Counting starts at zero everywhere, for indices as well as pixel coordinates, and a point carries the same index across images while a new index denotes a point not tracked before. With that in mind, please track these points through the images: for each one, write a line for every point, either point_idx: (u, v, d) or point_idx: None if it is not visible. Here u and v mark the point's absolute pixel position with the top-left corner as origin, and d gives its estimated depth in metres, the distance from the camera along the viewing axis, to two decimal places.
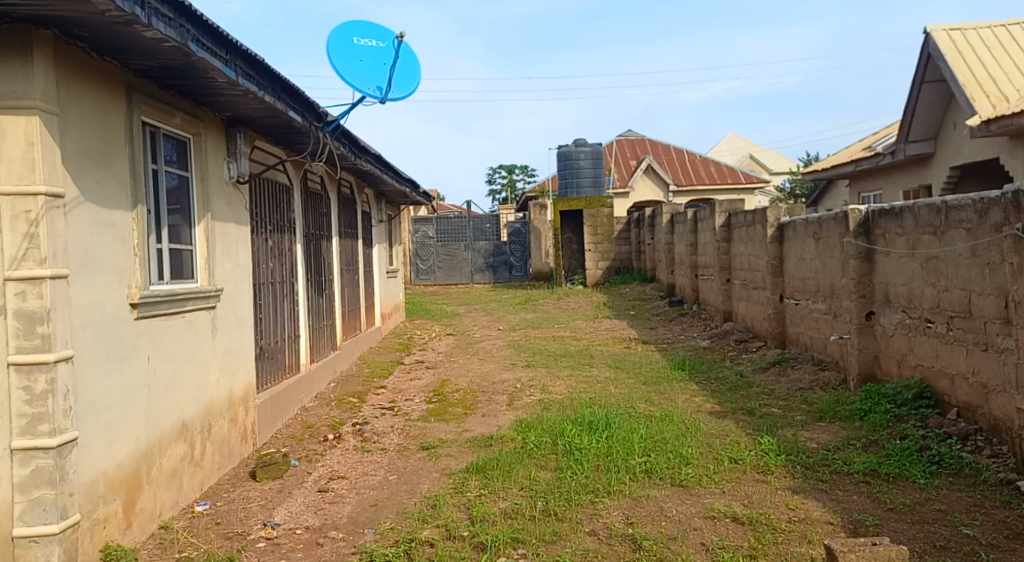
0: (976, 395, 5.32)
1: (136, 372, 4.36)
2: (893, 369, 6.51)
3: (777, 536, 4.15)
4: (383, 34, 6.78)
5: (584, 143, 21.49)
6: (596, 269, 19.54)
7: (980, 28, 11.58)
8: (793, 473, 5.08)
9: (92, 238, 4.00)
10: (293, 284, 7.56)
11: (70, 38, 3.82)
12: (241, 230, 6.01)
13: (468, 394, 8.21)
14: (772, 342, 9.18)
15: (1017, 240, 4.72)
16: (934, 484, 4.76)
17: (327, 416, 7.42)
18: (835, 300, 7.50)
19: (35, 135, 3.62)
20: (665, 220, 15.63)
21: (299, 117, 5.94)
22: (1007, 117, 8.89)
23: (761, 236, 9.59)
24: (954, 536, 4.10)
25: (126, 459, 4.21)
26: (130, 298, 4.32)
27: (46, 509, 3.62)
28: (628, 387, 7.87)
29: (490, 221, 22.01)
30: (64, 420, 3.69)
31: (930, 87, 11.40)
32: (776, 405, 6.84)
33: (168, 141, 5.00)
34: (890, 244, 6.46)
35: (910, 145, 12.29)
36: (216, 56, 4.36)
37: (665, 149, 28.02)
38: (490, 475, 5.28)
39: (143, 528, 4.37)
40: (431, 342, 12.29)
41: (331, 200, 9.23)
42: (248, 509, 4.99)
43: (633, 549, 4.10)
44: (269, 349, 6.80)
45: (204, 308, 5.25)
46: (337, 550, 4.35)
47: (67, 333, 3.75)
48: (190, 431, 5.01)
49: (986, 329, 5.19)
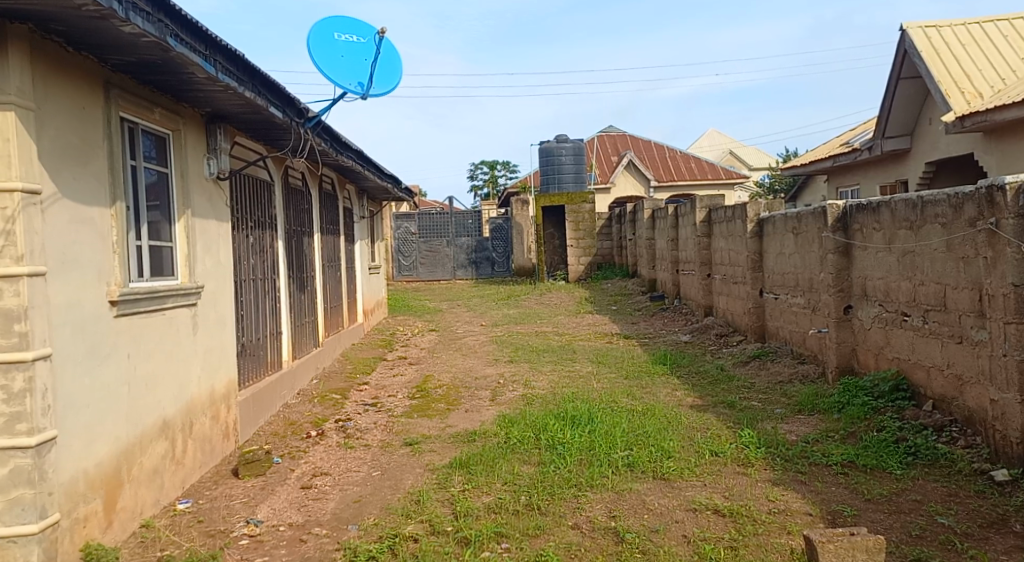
0: (951, 387, 5.40)
1: (116, 370, 4.33)
2: (870, 361, 6.60)
3: (757, 528, 4.20)
4: (364, 29, 6.76)
5: (566, 139, 21.52)
6: (578, 264, 19.54)
7: (954, 26, 11.72)
8: (773, 465, 5.15)
9: (69, 236, 3.97)
10: (275, 280, 7.53)
11: (46, 32, 3.79)
12: (222, 227, 5.99)
13: (451, 389, 8.22)
14: (752, 336, 9.26)
15: (991, 234, 4.81)
16: (911, 475, 4.83)
17: (309, 413, 7.41)
18: (814, 294, 7.59)
19: (10, 131, 3.58)
20: (646, 215, 15.71)
21: (280, 113, 5.92)
22: (982, 114, 9.01)
23: (741, 231, 9.67)
24: (930, 525, 4.17)
25: (107, 458, 4.19)
26: (110, 296, 4.30)
27: (24, 509, 3.59)
28: (610, 382, 7.92)
29: (472, 216, 22.11)
30: (43, 419, 3.66)
31: (907, 84, 11.53)
32: (756, 399, 6.93)
33: (146, 137, 4.96)
34: (867, 238, 6.53)
35: (887, 141, 12.43)
36: (195, 51, 4.33)
37: (646, 145, 28.12)
38: (473, 470, 5.30)
39: (124, 526, 4.35)
40: (414, 339, 12.28)
41: (313, 196, 9.20)
42: (231, 507, 4.98)
43: (616, 542, 4.14)
44: (250, 346, 6.77)
45: (185, 305, 5.24)
46: (321, 546, 4.35)
47: (45, 332, 3.72)
48: (172, 429, 4.99)
49: (961, 322, 5.27)
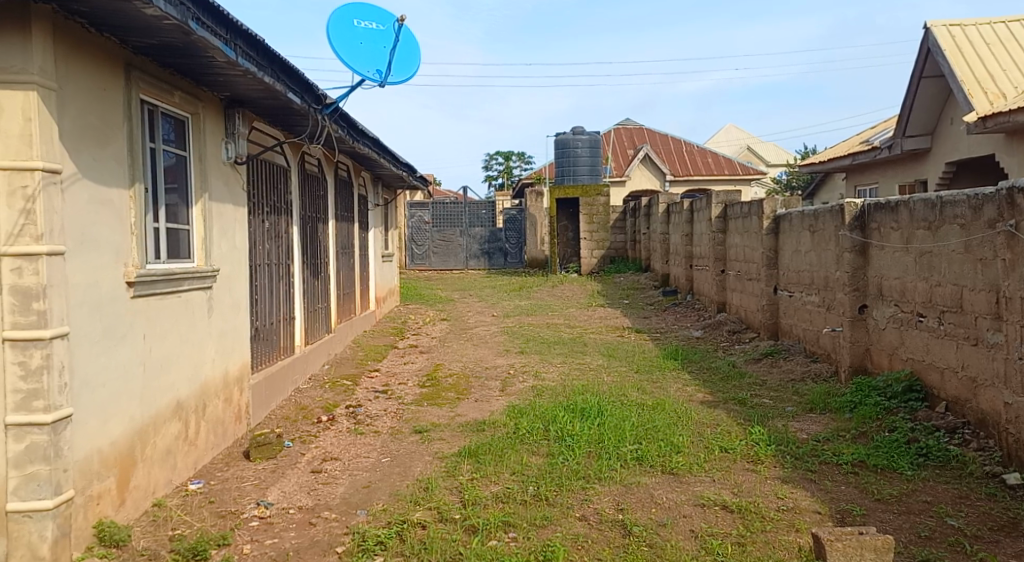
0: (965, 389, 5.38)
1: (131, 350, 4.37)
2: (884, 361, 6.56)
3: (765, 524, 4.20)
4: (384, 16, 6.74)
5: (582, 131, 21.42)
6: (591, 257, 19.63)
7: (980, 24, 11.60)
8: (783, 463, 5.13)
9: (89, 216, 4.00)
10: (289, 266, 7.56)
11: (69, 13, 3.81)
12: (238, 211, 6.01)
13: (461, 378, 8.24)
14: (765, 333, 9.23)
15: (1010, 237, 4.74)
16: (921, 476, 4.81)
17: (320, 398, 7.46)
18: (829, 292, 7.54)
19: (32, 111, 3.61)
20: (660, 209, 15.66)
21: (298, 98, 5.93)
22: (1004, 116, 8.92)
23: (757, 228, 9.63)
24: (939, 527, 4.16)
25: (121, 437, 4.23)
26: (128, 277, 4.33)
27: (40, 484, 3.64)
28: (620, 375, 7.92)
29: (487, 207, 21.98)
30: (59, 397, 3.70)
31: (929, 83, 11.42)
32: (767, 396, 6.91)
33: (166, 119, 4.98)
34: (885, 237, 6.49)
35: (907, 140, 12.35)
36: (216, 35, 4.34)
37: (662, 138, 28.01)
38: (483, 459, 5.33)
39: (137, 505, 4.40)
40: (425, 327, 12.29)
41: (328, 182, 9.21)
42: (242, 488, 5.03)
43: (623, 535, 4.15)
44: (263, 330, 6.82)
45: (201, 287, 5.27)
46: (330, 530, 4.39)
47: (63, 311, 3.76)
48: (185, 410, 5.03)
49: (977, 324, 5.23)
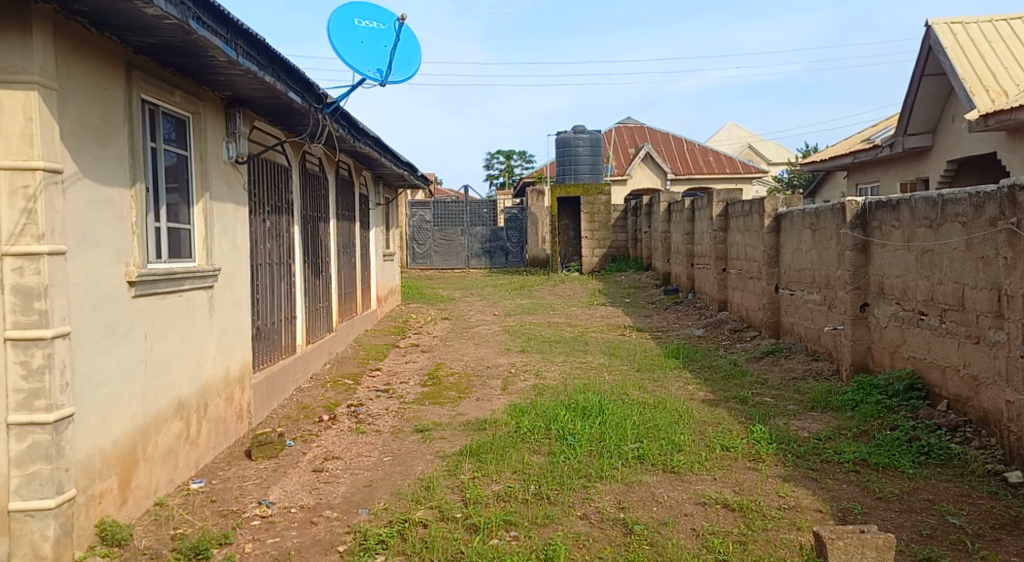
0: (966, 387, 5.37)
1: (132, 349, 4.37)
2: (885, 359, 6.56)
3: (766, 523, 4.20)
4: (384, 16, 6.74)
5: (583, 130, 21.42)
6: (592, 256, 19.61)
7: (981, 22, 11.59)
8: (784, 461, 5.13)
9: (90, 215, 4.01)
10: (290, 265, 7.56)
11: (69, 13, 3.81)
12: (240, 211, 6.01)
13: (462, 378, 8.24)
14: (767, 332, 9.22)
15: (1011, 235, 4.73)
16: (923, 474, 4.81)
17: (321, 397, 7.45)
18: (830, 291, 7.54)
19: (33, 111, 3.61)
20: (662, 208, 15.65)
21: (299, 98, 5.93)
22: (1005, 113, 8.90)
23: (758, 226, 9.62)
24: (941, 525, 4.15)
25: (122, 436, 4.24)
26: (129, 276, 4.34)
27: (42, 484, 3.64)
28: (621, 374, 7.92)
29: (487, 206, 22.03)
30: (61, 396, 3.70)
31: (930, 81, 11.40)
32: (768, 394, 6.90)
33: (167, 119, 4.98)
34: (886, 235, 6.49)
35: (909, 137, 12.33)
36: (216, 34, 4.34)
37: (663, 137, 27.99)
38: (484, 458, 5.33)
39: (139, 504, 4.41)
40: (426, 327, 12.29)
41: (329, 182, 9.22)
42: (244, 487, 5.03)
43: (624, 534, 4.15)
44: (264, 329, 6.82)
45: (202, 286, 5.27)
46: (331, 529, 4.39)
47: (64, 310, 3.76)
48: (186, 409, 5.03)
49: (978, 322, 5.23)
